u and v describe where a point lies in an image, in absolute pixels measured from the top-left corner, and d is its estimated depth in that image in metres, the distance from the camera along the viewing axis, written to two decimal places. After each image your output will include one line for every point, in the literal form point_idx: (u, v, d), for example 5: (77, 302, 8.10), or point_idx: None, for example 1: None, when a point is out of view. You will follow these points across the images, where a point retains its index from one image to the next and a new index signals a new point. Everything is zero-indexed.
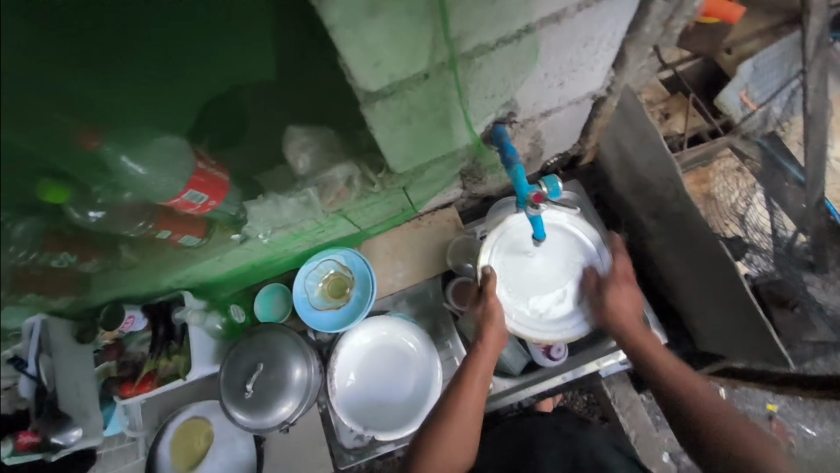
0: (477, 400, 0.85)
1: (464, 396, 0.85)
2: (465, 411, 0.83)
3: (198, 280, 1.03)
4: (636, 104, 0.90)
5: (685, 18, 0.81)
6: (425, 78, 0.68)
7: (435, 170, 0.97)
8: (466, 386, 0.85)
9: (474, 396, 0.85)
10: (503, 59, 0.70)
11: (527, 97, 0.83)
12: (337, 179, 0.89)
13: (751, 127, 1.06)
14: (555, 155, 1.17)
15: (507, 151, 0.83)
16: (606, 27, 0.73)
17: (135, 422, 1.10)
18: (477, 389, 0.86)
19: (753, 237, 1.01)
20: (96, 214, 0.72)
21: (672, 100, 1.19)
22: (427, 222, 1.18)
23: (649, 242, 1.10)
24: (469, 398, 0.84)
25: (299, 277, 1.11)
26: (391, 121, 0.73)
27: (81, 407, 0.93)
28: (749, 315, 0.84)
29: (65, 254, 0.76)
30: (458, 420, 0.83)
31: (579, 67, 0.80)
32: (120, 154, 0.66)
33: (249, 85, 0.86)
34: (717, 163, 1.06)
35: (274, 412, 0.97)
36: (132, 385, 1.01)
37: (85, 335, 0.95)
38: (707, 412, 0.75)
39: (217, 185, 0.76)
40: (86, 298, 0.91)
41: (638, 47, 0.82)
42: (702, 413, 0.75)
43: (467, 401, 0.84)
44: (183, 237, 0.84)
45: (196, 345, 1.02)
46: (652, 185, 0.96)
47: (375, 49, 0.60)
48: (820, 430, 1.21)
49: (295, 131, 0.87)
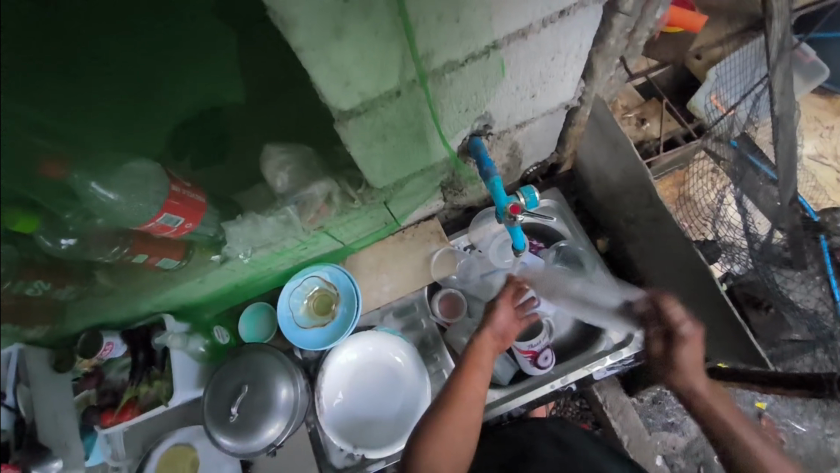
0: (478, 391, 0.87)
1: (464, 385, 0.87)
2: (465, 399, 0.86)
3: (179, 302, 1.01)
4: (607, 113, 0.92)
5: (647, 29, 0.84)
6: (397, 95, 0.69)
7: (415, 184, 0.97)
8: (468, 376, 0.88)
9: (475, 385, 0.88)
10: (473, 74, 0.71)
11: (500, 110, 0.84)
12: (316, 196, 0.89)
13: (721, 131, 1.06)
14: (534, 164, 1.19)
15: (484, 163, 0.86)
16: (572, 41, 0.74)
17: (117, 452, 1.07)
18: (478, 377, 0.88)
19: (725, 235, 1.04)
20: (68, 241, 0.71)
21: (647, 106, 1.23)
22: (411, 235, 1.18)
23: (629, 247, 1.12)
24: (468, 388, 0.87)
25: (283, 295, 1.10)
26: (366, 137, 0.74)
27: (59, 439, 0.89)
28: (726, 314, 0.85)
29: (39, 282, 0.73)
30: (457, 411, 0.84)
31: (549, 79, 0.81)
32: (89, 181, 0.66)
33: (226, 105, 0.89)
34: (693, 166, 1.14)
35: (261, 435, 0.96)
36: (113, 413, 0.98)
37: (63, 363, 0.93)
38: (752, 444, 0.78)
39: (193, 207, 0.76)
40: (62, 326, 0.87)
41: (605, 59, 0.84)
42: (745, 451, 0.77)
43: (467, 389, 0.87)
44: (160, 260, 0.84)
45: (178, 369, 1.00)
46: (628, 191, 0.98)
47: (344, 69, 0.61)
48: (808, 425, 1.23)
49: (272, 150, 0.87)
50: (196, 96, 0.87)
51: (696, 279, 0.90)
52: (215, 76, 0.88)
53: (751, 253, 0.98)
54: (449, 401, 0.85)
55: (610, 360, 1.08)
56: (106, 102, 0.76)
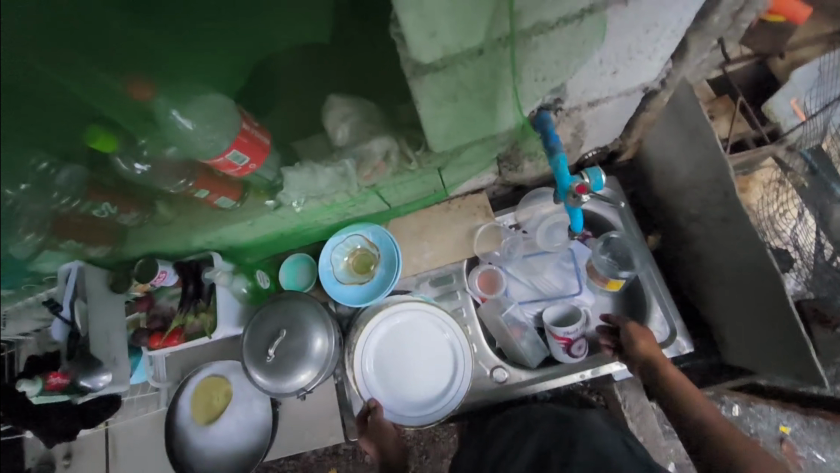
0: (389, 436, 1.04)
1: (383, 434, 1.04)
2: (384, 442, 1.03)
3: (228, 242, 1.05)
4: (691, 99, 0.86)
5: (755, 11, 0.76)
6: (479, 54, 0.66)
7: (473, 152, 0.94)
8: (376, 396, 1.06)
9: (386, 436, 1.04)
10: (561, 40, 0.67)
11: (577, 84, 0.80)
12: (375, 153, 0.87)
13: (807, 137, 1.05)
14: (594, 148, 1.14)
15: (550, 138, 0.83)
16: (673, 14, 0.69)
17: (159, 374, 1.14)
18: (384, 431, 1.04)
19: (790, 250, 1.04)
20: (141, 167, 0.76)
21: (717, 103, 1.10)
22: (457, 206, 1.17)
23: (685, 246, 1.06)
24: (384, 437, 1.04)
25: (326, 249, 1.12)
26: (438, 95, 0.71)
27: (110, 353, 0.96)
28: (790, 327, 0.81)
29: (105, 205, 0.81)
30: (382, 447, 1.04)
31: (637, 54, 0.76)
32: (170, 108, 0.68)
33: (279, 51, 0.88)
34: (759, 173, 1.08)
35: (292, 379, 0.99)
36: (161, 337, 1.04)
37: (119, 285, 0.99)
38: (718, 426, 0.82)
39: (258, 147, 0.76)
40: (122, 250, 0.95)
41: (702, 39, 0.78)
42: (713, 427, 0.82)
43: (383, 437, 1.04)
44: (220, 198, 0.86)
45: (223, 304, 1.04)
46: (697, 187, 0.93)
47: (433, 18, 0.58)
48: (831, 456, 1.18)
49: (336, 102, 0.87)
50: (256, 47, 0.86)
51: (758, 285, 0.85)
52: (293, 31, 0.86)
53: (812, 267, 1.02)
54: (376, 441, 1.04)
55: None
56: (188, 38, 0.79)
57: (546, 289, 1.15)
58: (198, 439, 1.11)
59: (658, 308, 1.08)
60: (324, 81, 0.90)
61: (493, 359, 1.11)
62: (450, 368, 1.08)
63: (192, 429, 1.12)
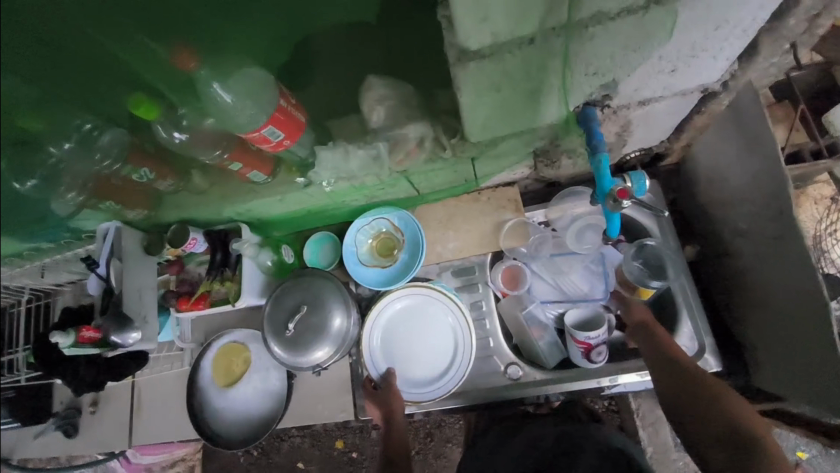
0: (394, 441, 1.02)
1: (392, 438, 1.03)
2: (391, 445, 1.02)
3: (256, 215, 1.06)
4: (754, 105, 0.79)
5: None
6: (530, 43, 0.63)
7: (510, 144, 0.91)
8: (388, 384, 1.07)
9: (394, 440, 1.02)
10: (620, 32, 0.63)
11: (630, 81, 0.75)
12: (410, 138, 0.85)
13: None
14: (638, 149, 1.08)
15: (594, 136, 0.78)
16: (748, 11, 0.63)
17: (185, 335, 1.19)
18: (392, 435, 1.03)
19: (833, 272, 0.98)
20: (179, 136, 0.78)
21: (776, 109, 1.03)
22: (486, 198, 1.14)
23: (726, 261, 1.01)
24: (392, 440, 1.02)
25: (351, 229, 1.12)
26: (481, 84, 0.68)
27: (141, 311, 0.99)
28: (832, 358, 0.76)
29: (144, 170, 0.83)
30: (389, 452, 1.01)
31: (700, 53, 0.70)
32: (212, 81, 0.67)
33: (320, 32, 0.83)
34: (811, 188, 1.02)
35: (310, 354, 1.01)
36: (188, 300, 1.06)
37: (152, 247, 1.03)
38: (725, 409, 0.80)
39: (294, 124, 0.76)
40: (157, 214, 0.98)
41: (776, 41, 0.71)
42: (721, 411, 0.79)
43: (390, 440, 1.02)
44: (252, 172, 0.86)
45: (247, 275, 1.06)
46: (749, 200, 0.87)
47: (486, 2, 0.55)
48: None
49: (373, 82, 0.85)
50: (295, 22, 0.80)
51: (803, 310, 0.80)
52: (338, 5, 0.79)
53: None
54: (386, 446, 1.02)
55: None
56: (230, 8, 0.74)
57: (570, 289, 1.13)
58: (216, 401, 1.16)
59: (689, 324, 1.02)
60: (364, 59, 0.88)
61: (508, 356, 1.09)
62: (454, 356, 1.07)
63: (211, 390, 1.16)
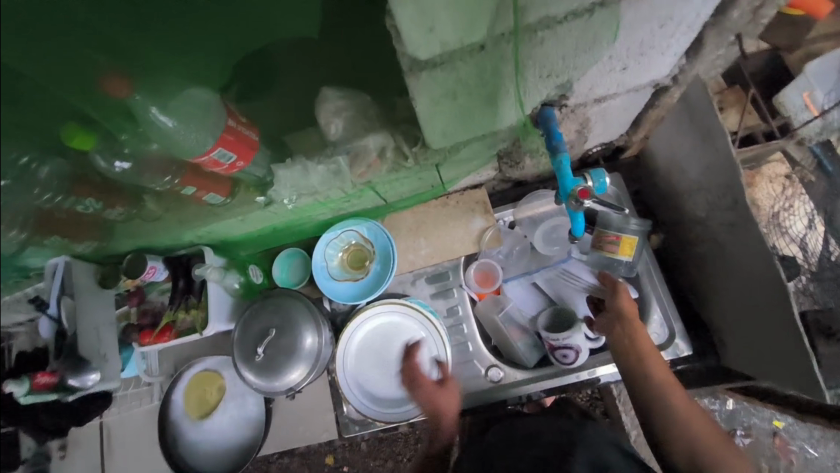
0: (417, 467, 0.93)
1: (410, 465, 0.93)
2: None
3: (219, 237, 1.02)
4: (703, 97, 0.81)
5: (778, 5, 0.71)
6: (480, 50, 0.62)
7: (472, 149, 0.90)
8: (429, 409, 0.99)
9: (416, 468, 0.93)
10: (568, 35, 0.63)
11: (584, 80, 0.76)
12: (370, 149, 0.83)
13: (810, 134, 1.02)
14: (599, 144, 1.10)
15: (553, 137, 0.79)
16: (690, 8, 0.64)
17: (152, 367, 1.14)
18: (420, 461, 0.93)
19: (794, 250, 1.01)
20: (121, 165, 0.71)
21: (728, 94, 1.06)
22: (455, 202, 1.13)
23: (688, 247, 1.04)
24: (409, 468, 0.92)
25: (320, 244, 1.09)
26: (436, 93, 0.67)
27: (99, 351, 0.94)
28: (793, 337, 0.79)
29: (91, 200, 0.76)
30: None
31: (649, 50, 0.71)
32: (150, 105, 0.64)
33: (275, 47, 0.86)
34: (765, 168, 1.05)
35: (283, 378, 0.98)
36: (151, 334, 1.02)
37: (108, 281, 0.96)
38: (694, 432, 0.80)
39: (245, 145, 0.73)
40: (109, 245, 0.92)
41: (720, 34, 0.73)
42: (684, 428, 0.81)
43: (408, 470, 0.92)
44: (208, 195, 0.82)
45: (214, 300, 1.02)
46: (705, 190, 0.90)
47: (432, 11, 0.54)
48: (824, 452, 1.18)
49: (329, 94, 0.83)
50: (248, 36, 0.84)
51: (762, 292, 0.83)
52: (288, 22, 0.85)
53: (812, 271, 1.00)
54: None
55: None
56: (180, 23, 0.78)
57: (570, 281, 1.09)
58: (191, 432, 1.11)
59: (658, 310, 1.06)
60: (318, 72, 0.86)
61: (489, 358, 1.10)
62: (431, 369, 1.07)
63: (185, 422, 1.12)
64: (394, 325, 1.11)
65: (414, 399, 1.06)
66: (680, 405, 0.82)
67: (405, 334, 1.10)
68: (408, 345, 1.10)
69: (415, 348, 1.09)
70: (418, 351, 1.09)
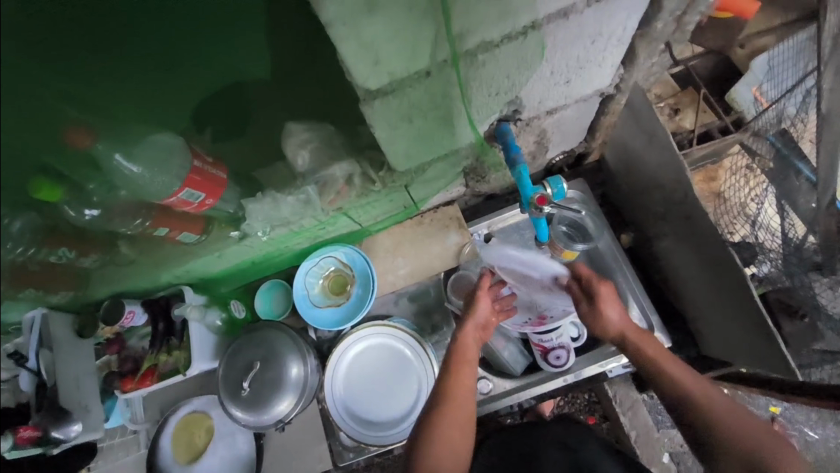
0: (467, 389, 0.83)
1: (455, 383, 0.83)
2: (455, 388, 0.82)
3: (197, 276, 1.03)
4: (646, 102, 0.87)
5: (699, 13, 0.78)
6: (427, 76, 0.66)
7: (438, 168, 0.94)
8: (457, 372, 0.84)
9: (465, 384, 0.83)
10: (507, 57, 0.68)
11: (532, 95, 0.80)
12: (337, 177, 0.88)
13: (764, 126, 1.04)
14: (561, 153, 1.15)
15: (511, 150, 0.83)
16: (616, 23, 0.70)
17: (137, 416, 1.11)
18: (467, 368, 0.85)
19: (760, 238, 1.01)
20: (91, 212, 0.73)
21: (681, 96, 1.13)
22: (429, 220, 1.16)
23: (655, 243, 1.08)
24: (461, 381, 0.83)
25: (300, 273, 1.10)
26: (391, 119, 0.71)
27: (81, 401, 0.94)
28: (756, 320, 0.82)
29: (63, 250, 0.77)
30: (450, 412, 0.80)
31: (586, 64, 0.77)
32: (113, 152, 0.67)
33: (251, 80, 0.84)
34: (726, 161, 1.10)
35: (271, 410, 0.97)
36: (133, 380, 1.01)
37: (85, 329, 0.96)
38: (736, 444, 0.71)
39: (214, 183, 0.77)
40: (85, 294, 0.92)
41: (650, 44, 0.79)
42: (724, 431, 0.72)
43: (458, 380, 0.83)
44: (182, 234, 0.84)
45: (196, 340, 1.02)
46: (660, 187, 0.95)
47: (374, 46, 0.58)
48: (821, 433, 1.19)
49: (294, 128, 0.85)
50: (219, 68, 0.82)
51: (728, 281, 0.86)
52: (261, 55, 0.83)
53: (784, 258, 0.99)
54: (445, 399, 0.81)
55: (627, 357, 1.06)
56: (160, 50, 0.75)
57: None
58: None
59: (635, 306, 1.08)
60: (282, 108, 0.89)
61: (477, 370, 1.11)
62: (417, 388, 1.08)
63: (174, 469, 1.09)
64: (377, 348, 1.11)
65: (403, 420, 1.06)
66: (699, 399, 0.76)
67: (388, 355, 1.11)
68: (392, 366, 1.10)
69: (400, 369, 1.10)
70: (403, 371, 1.10)
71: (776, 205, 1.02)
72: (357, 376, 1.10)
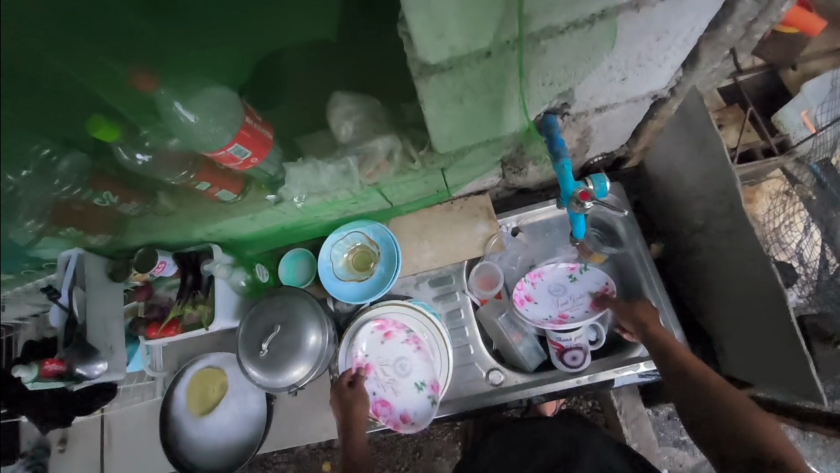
0: None
1: None
2: None
3: (228, 235, 1.05)
4: (699, 110, 0.85)
5: (771, 21, 0.75)
6: (486, 56, 0.65)
7: (477, 154, 0.93)
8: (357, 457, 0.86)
9: None
10: (569, 45, 0.66)
11: (585, 89, 0.79)
12: (379, 151, 0.87)
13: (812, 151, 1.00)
14: (600, 154, 1.13)
15: (555, 143, 0.82)
16: (686, 22, 0.68)
17: (156, 363, 1.15)
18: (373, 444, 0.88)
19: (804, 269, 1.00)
20: (142, 157, 0.77)
21: (726, 112, 1.06)
22: (459, 207, 1.16)
23: (687, 256, 1.06)
24: None
25: (326, 245, 1.11)
26: (443, 97, 0.71)
27: (107, 342, 0.96)
28: (787, 342, 0.80)
29: (107, 194, 0.79)
30: None
31: (647, 62, 0.75)
32: (173, 100, 0.69)
33: (294, 46, 0.85)
34: (765, 185, 1.06)
35: (286, 374, 0.99)
36: (158, 327, 1.04)
37: (118, 273, 0.98)
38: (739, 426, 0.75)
39: (260, 141, 0.76)
40: (121, 239, 0.94)
41: (715, 48, 0.76)
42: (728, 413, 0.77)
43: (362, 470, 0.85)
44: (220, 191, 0.85)
45: (221, 297, 1.04)
46: (702, 198, 0.93)
47: (441, 18, 0.58)
48: (827, 469, 1.16)
49: (341, 98, 0.86)
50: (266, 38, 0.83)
51: (763, 301, 0.84)
52: (310, 19, 0.82)
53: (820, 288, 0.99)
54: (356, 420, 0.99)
55: (643, 366, 1.04)
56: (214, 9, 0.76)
57: (562, 284, 1.14)
58: (192, 429, 1.12)
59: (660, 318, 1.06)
60: (329, 76, 0.89)
61: (490, 362, 1.10)
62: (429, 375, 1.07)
63: (186, 419, 1.12)
64: (398, 329, 1.11)
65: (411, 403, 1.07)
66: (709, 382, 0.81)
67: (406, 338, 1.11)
68: (409, 349, 1.10)
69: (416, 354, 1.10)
70: (419, 356, 1.09)
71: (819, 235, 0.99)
72: (372, 353, 1.11)
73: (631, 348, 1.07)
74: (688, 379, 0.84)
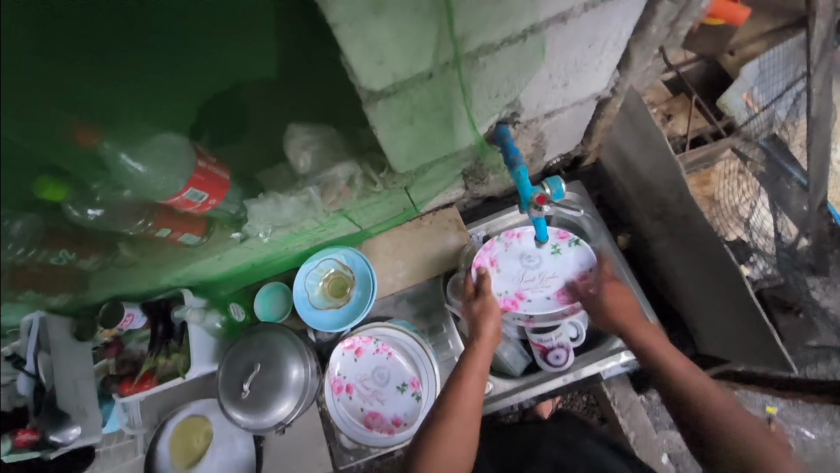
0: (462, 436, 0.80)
1: (455, 405, 0.83)
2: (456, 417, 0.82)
3: (197, 278, 1.03)
4: (640, 106, 0.89)
5: (691, 18, 0.80)
6: (429, 77, 0.67)
7: (437, 171, 0.95)
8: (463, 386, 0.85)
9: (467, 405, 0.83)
10: (507, 59, 0.69)
11: (530, 97, 0.82)
12: (339, 178, 0.89)
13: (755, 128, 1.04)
14: (557, 156, 1.17)
15: (510, 151, 0.83)
16: (613, 27, 0.72)
17: (134, 421, 1.10)
18: (474, 388, 0.85)
19: (757, 241, 1.02)
20: (94, 212, 0.74)
21: (673, 102, 1.16)
22: (428, 222, 1.17)
23: (652, 244, 1.10)
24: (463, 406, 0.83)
25: (300, 276, 1.10)
26: (393, 120, 0.72)
27: (80, 405, 0.92)
28: (752, 316, 0.84)
29: (64, 251, 0.76)
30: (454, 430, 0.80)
31: (583, 67, 0.79)
32: (120, 152, 0.67)
33: (253, 81, 0.85)
34: (720, 165, 1.07)
35: (271, 413, 0.97)
36: (132, 383, 1.00)
37: (85, 332, 0.95)
38: (724, 428, 0.74)
39: (217, 184, 0.79)
40: (84, 296, 0.91)
41: (644, 47, 0.81)
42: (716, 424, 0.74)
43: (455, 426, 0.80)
44: (183, 236, 0.86)
45: (195, 343, 1.01)
46: (656, 188, 0.97)
47: (378, 46, 0.59)
48: (818, 432, 1.19)
49: (296, 130, 0.88)
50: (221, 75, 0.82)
51: (724, 280, 0.87)
52: (261, 53, 0.81)
53: (780, 257, 1.01)
54: (467, 363, 0.89)
55: (625, 356, 1.07)
56: (175, 53, 0.75)
57: (537, 257, 1.12)
58: None
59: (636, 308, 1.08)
60: (283, 109, 0.90)
61: None
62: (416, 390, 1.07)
63: None
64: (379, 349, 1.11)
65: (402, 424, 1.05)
66: (690, 380, 0.80)
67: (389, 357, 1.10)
68: (393, 367, 1.10)
69: (400, 371, 1.10)
70: (404, 373, 1.09)
71: (769, 206, 1.02)
72: (357, 376, 1.10)
73: (612, 339, 1.09)
74: (676, 386, 0.80)
